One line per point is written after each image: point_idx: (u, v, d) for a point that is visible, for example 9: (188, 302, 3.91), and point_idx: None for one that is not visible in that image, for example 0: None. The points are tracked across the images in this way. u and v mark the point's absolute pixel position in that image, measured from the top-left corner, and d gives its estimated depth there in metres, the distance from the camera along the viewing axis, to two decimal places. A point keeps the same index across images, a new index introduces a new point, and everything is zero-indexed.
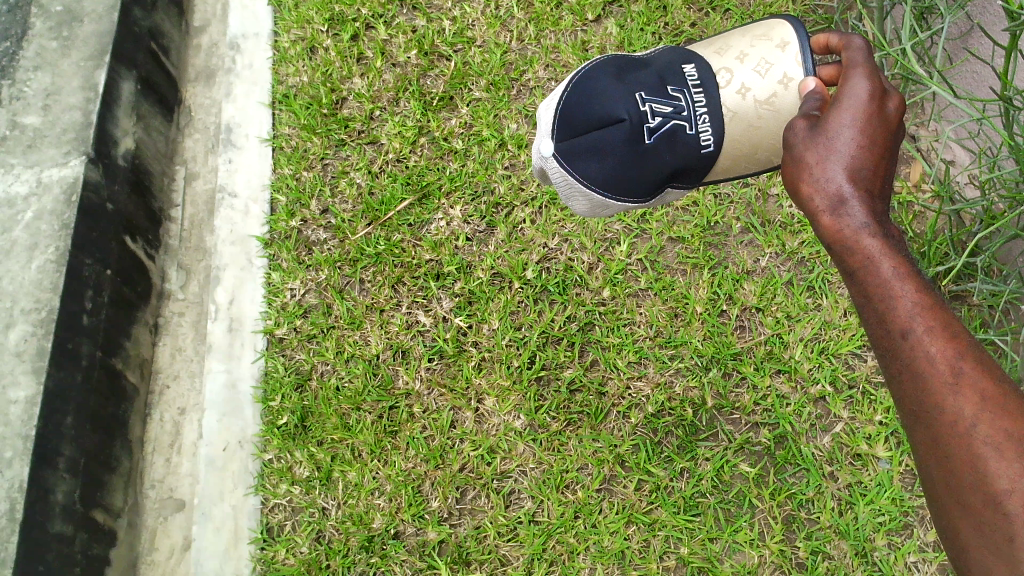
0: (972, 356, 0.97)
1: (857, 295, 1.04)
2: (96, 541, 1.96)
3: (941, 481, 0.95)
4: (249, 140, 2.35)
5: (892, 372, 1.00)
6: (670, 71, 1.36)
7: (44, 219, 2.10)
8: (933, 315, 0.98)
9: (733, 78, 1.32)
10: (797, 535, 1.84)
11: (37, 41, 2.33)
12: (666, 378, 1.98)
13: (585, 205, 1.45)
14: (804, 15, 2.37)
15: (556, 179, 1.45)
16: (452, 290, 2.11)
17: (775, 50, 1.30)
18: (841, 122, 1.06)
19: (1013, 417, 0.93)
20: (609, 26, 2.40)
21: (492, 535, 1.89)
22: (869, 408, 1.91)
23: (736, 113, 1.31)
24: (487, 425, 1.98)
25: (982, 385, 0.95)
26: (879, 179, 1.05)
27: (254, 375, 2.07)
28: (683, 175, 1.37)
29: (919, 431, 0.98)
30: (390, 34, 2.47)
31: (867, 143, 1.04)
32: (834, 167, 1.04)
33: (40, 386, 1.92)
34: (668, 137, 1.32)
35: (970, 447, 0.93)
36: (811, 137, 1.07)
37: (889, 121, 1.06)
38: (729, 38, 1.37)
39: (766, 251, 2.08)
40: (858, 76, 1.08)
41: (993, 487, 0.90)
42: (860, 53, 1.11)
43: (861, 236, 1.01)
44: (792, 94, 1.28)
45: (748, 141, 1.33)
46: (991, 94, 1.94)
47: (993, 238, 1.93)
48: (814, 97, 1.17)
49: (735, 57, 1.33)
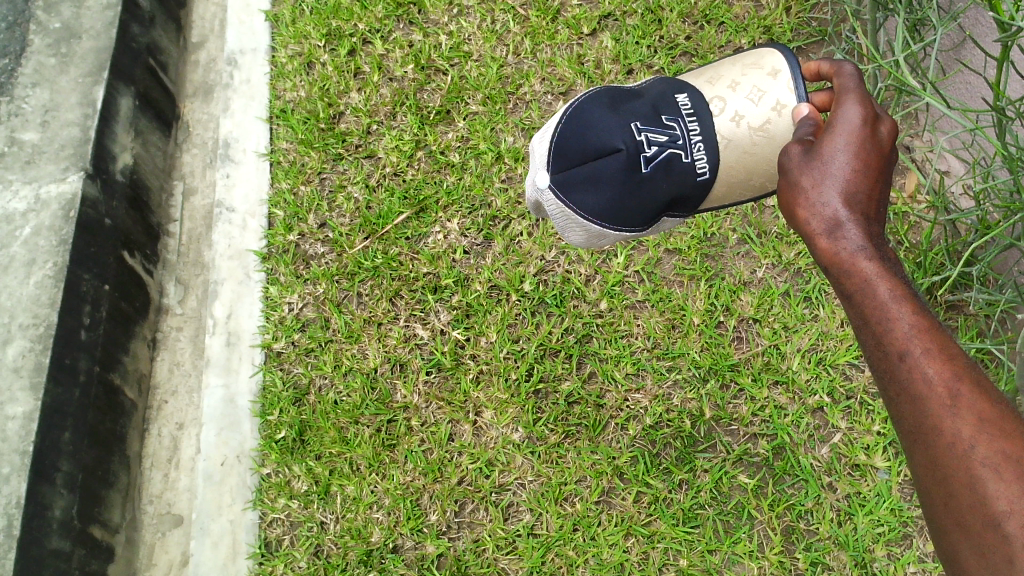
0: (970, 378, 0.97)
1: (855, 317, 1.05)
2: (94, 557, 1.95)
3: (940, 502, 0.95)
4: (246, 155, 2.36)
5: (890, 394, 1.01)
6: (664, 100, 1.37)
7: (42, 235, 2.10)
8: (931, 337, 0.99)
9: (726, 106, 1.33)
10: (797, 546, 1.84)
11: (35, 58, 2.34)
12: (664, 390, 1.98)
13: (581, 235, 1.46)
14: (798, 28, 2.39)
15: (552, 210, 1.46)
16: (450, 302, 2.12)
17: (766, 78, 1.32)
18: (835, 146, 1.07)
19: (1010, 439, 0.93)
20: (604, 40, 2.42)
21: (491, 548, 1.88)
22: (866, 418, 1.91)
23: (730, 141, 1.32)
24: (486, 438, 1.98)
25: (980, 407, 0.95)
26: (874, 203, 1.06)
27: (252, 390, 2.07)
28: (680, 203, 1.38)
29: (918, 453, 0.98)
30: (387, 48, 2.48)
31: (861, 167, 1.05)
32: (829, 190, 1.05)
33: (38, 402, 1.92)
34: (664, 166, 1.33)
35: (969, 468, 0.93)
36: (806, 162, 1.09)
37: (882, 145, 1.08)
38: (719, 67, 1.39)
39: (762, 262, 2.09)
40: (851, 101, 1.09)
41: (993, 508, 0.90)
42: (852, 78, 1.13)
43: (858, 258, 1.03)
44: (785, 120, 1.29)
45: (742, 168, 1.34)
46: (984, 105, 1.95)
47: (989, 247, 1.94)
48: (807, 122, 1.18)
49: (726, 86, 1.34)
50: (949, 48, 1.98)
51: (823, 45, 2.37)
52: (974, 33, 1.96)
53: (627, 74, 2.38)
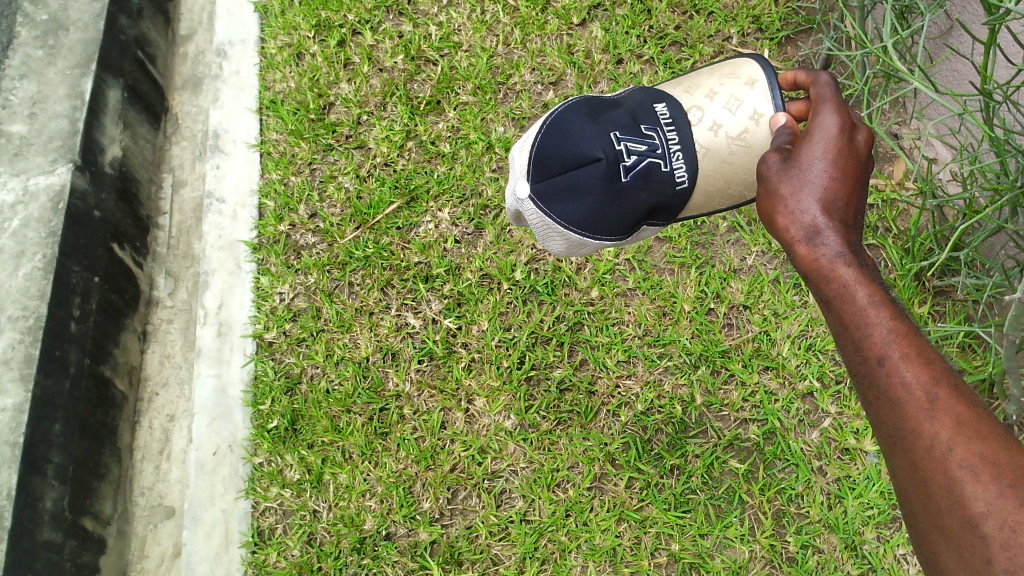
0: (948, 382, 0.96)
1: (834, 323, 1.05)
2: (85, 549, 1.94)
3: (920, 505, 0.94)
4: (237, 146, 2.36)
5: (869, 399, 1.00)
6: (643, 110, 1.38)
7: (31, 227, 2.09)
8: (908, 341, 0.98)
9: (704, 116, 1.34)
10: (787, 530, 1.84)
11: (22, 50, 2.34)
12: (655, 376, 1.99)
13: (562, 244, 1.45)
14: (786, 18, 2.40)
15: (533, 219, 1.45)
16: (441, 291, 2.12)
17: (744, 87, 1.32)
18: (813, 155, 1.08)
19: (988, 441, 0.92)
20: (594, 30, 2.42)
21: (484, 535, 1.88)
22: (856, 403, 1.93)
23: (709, 149, 1.33)
24: (478, 426, 1.98)
25: (958, 410, 0.94)
26: (852, 211, 1.07)
27: (243, 379, 2.07)
28: (660, 211, 1.38)
29: (896, 457, 0.97)
30: (377, 39, 2.48)
31: (839, 175, 1.07)
32: (807, 198, 1.06)
33: (28, 393, 1.91)
34: (644, 176, 1.34)
35: (947, 470, 0.91)
36: (785, 169, 1.10)
37: (858, 153, 1.09)
38: (697, 77, 1.40)
39: (752, 250, 2.10)
40: (827, 110, 1.11)
41: (970, 509, 0.89)
42: (828, 88, 1.14)
43: (837, 265, 1.03)
44: (763, 130, 1.30)
45: (720, 177, 1.35)
46: (972, 90, 1.97)
47: (977, 232, 1.96)
48: (785, 131, 1.19)
49: (704, 95, 1.36)
50: (937, 35, 2.00)
51: (812, 34, 2.38)
52: (962, 19, 1.98)
53: (617, 63, 2.38)
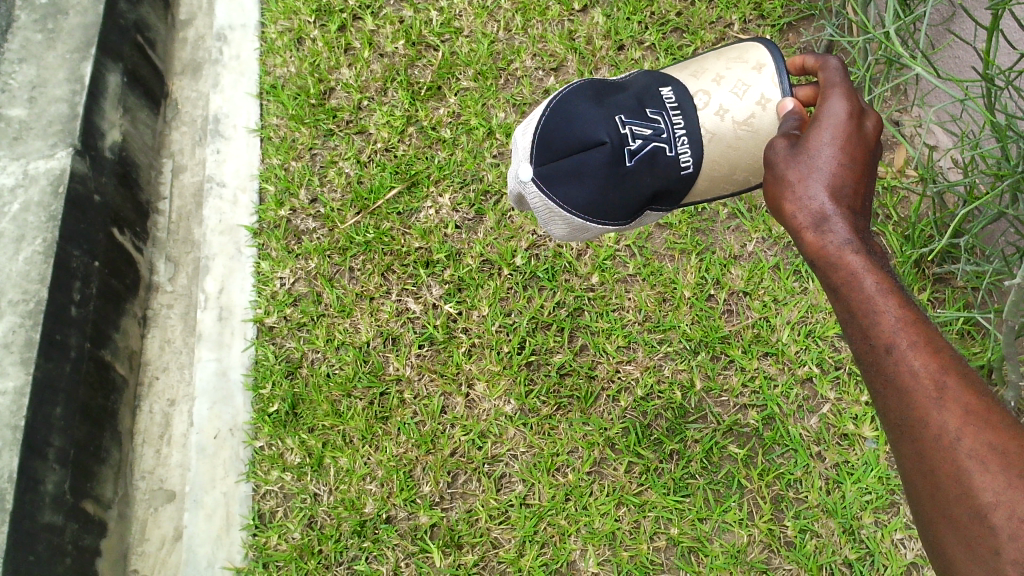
0: (957, 370, 0.96)
1: (841, 311, 1.05)
2: (87, 531, 1.95)
3: (927, 495, 0.94)
4: (237, 131, 2.36)
5: (876, 387, 1.01)
6: (649, 94, 1.37)
7: (31, 211, 2.08)
8: (916, 330, 0.99)
9: (710, 100, 1.34)
10: (786, 514, 1.85)
11: (22, 34, 2.33)
12: (655, 361, 2.00)
13: (564, 228, 1.46)
14: (788, 5, 2.38)
15: (535, 203, 1.45)
16: (442, 277, 2.12)
17: (751, 72, 1.32)
18: (821, 141, 1.08)
19: (997, 431, 0.92)
20: (596, 16, 2.41)
21: (483, 518, 1.89)
22: (855, 389, 1.93)
23: (715, 134, 1.34)
24: (478, 410, 1.99)
25: (966, 399, 0.94)
26: (859, 198, 1.08)
27: (244, 363, 2.08)
28: (664, 196, 1.39)
29: (904, 445, 0.97)
30: (378, 24, 2.47)
31: (847, 161, 1.07)
32: (815, 184, 1.06)
33: (29, 376, 1.90)
34: (648, 160, 1.33)
35: (955, 460, 0.92)
36: (792, 156, 1.10)
37: (866, 138, 1.09)
38: (704, 61, 1.40)
39: (752, 236, 2.10)
40: (836, 96, 1.11)
41: (977, 499, 0.89)
42: (837, 73, 1.14)
43: (844, 252, 1.03)
44: (769, 115, 1.30)
45: (725, 162, 1.35)
46: (974, 76, 1.97)
47: (976, 218, 1.97)
48: (792, 117, 1.20)
49: (711, 79, 1.35)
50: (940, 21, 2.00)
51: (814, 20, 2.37)
52: (965, 5, 1.97)
53: (618, 49, 2.37)
